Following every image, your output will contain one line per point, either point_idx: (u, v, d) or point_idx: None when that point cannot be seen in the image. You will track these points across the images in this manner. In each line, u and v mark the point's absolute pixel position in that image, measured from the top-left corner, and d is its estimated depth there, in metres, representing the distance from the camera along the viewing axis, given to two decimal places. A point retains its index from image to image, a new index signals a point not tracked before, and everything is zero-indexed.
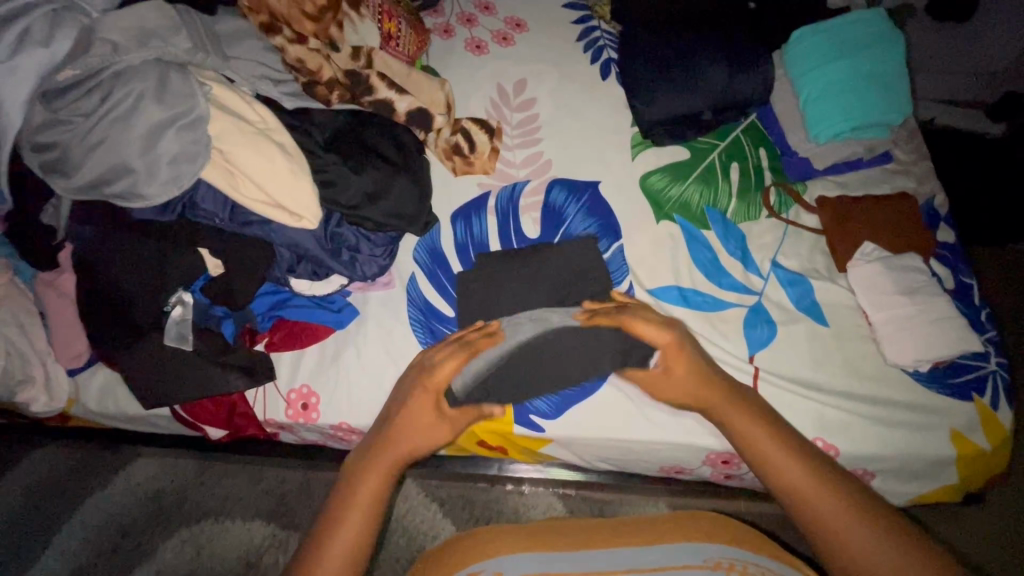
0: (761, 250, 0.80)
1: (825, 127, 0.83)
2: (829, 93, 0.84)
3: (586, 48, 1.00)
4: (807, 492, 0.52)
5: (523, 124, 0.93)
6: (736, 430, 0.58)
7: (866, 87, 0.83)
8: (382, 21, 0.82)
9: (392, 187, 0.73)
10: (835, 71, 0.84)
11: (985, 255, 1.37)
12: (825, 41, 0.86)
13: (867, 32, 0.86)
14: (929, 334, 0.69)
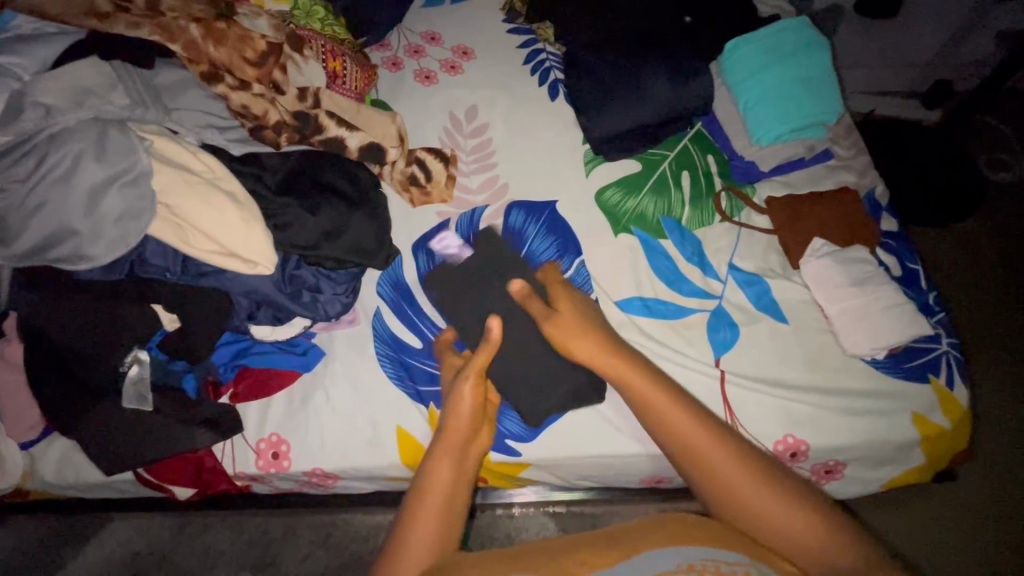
0: (717, 254, 0.82)
1: (764, 131, 0.87)
2: (765, 99, 0.87)
3: (533, 71, 1.03)
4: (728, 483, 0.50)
5: (477, 149, 0.94)
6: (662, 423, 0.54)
7: (797, 93, 0.87)
8: (326, 60, 0.84)
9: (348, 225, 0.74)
10: (769, 78, 0.87)
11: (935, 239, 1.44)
12: (755, 51, 0.89)
13: (798, 37, 0.90)
14: (881, 323, 0.71)
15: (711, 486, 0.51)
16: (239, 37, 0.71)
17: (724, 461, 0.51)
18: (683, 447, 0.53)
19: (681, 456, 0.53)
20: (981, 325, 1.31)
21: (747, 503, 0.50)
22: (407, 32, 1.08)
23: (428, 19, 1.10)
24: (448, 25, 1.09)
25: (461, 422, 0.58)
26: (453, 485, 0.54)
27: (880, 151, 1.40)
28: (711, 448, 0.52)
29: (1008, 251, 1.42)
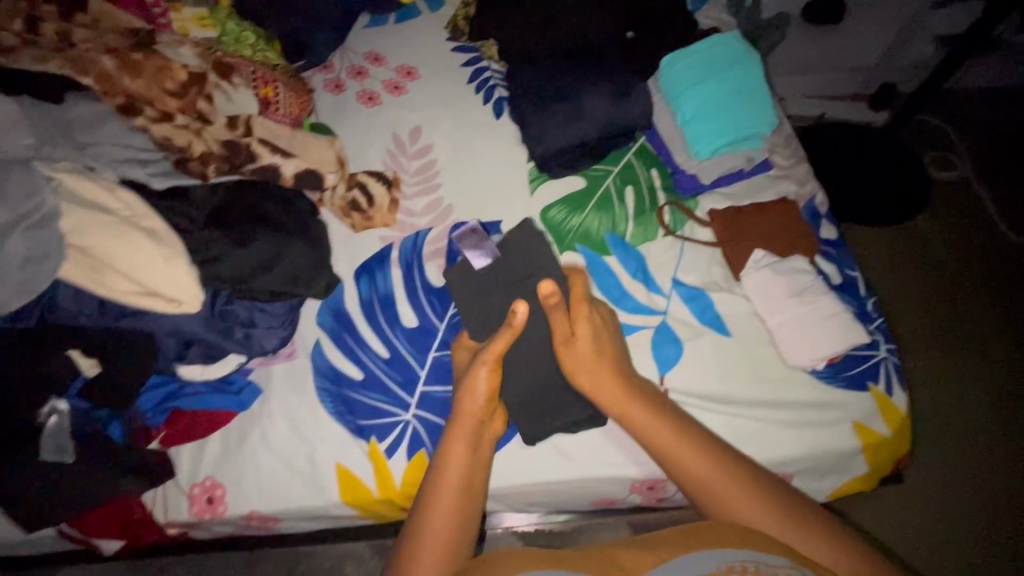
0: (662, 269, 0.82)
1: (703, 145, 0.87)
2: (702, 113, 0.87)
3: (478, 89, 1.03)
4: (694, 469, 0.58)
5: (421, 170, 0.93)
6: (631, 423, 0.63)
7: (731, 106, 0.87)
8: (258, 87, 0.81)
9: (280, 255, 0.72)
10: (704, 92, 0.87)
11: (916, 247, 1.48)
12: (689, 66, 0.90)
13: (730, 52, 0.90)
14: (820, 333, 0.71)
15: (681, 471, 0.59)
16: (158, 68, 0.71)
17: (687, 453, 0.59)
18: (658, 444, 0.61)
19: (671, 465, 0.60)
20: (920, 325, 1.36)
21: (713, 489, 0.57)
22: (349, 53, 1.07)
23: (370, 39, 1.09)
24: (391, 44, 1.08)
25: (476, 407, 0.62)
26: (466, 471, 0.60)
27: (822, 154, 1.47)
28: (675, 442, 0.59)
29: (947, 251, 1.47)
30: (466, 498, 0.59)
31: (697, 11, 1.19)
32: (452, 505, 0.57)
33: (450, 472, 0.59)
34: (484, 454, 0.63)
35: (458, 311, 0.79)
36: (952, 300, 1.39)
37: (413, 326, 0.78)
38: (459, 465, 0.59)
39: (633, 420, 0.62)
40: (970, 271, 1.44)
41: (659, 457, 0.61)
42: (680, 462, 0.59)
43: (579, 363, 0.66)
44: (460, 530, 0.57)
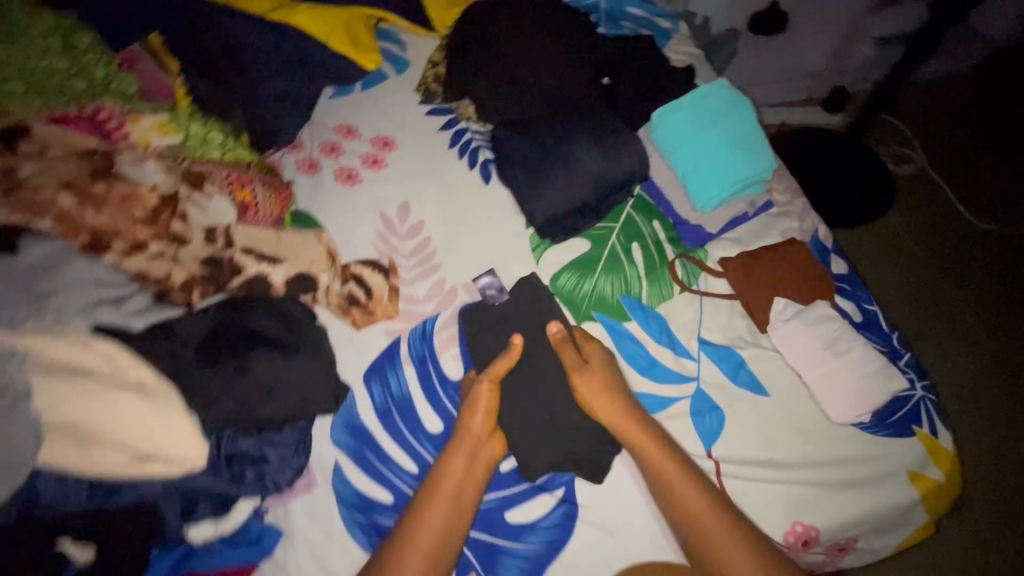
0: (684, 329, 0.79)
1: (707, 198, 0.85)
2: (701, 166, 0.86)
3: (461, 153, 0.99)
4: (689, 507, 0.64)
5: (416, 251, 0.88)
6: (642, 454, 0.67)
7: (731, 155, 0.86)
8: (234, 192, 0.75)
9: (285, 374, 0.68)
10: (701, 144, 0.86)
11: (916, 241, 1.55)
12: (683, 118, 0.87)
13: (720, 99, 0.89)
14: (860, 384, 0.70)
15: (670, 502, 0.66)
16: (123, 197, 0.67)
17: (682, 483, 0.65)
18: (654, 469, 0.67)
19: (659, 484, 0.66)
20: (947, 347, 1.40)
21: (700, 522, 0.64)
22: (319, 128, 1.00)
23: (339, 111, 1.03)
24: (362, 114, 1.03)
25: (472, 431, 0.69)
26: (457, 487, 0.65)
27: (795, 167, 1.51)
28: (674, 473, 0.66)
29: (957, 269, 1.51)
30: (456, 511, 0.64)
31: (665, 46, 1.19)
32: (440, 513, 0.63)
33: (442, 486, 0.65)
34: (480, 474, 0.68)
35: None
36: (975, 326, 1.44)
37: (439, 430, 0.72)
38: (448, 489, 0.65)
39: (643, 450, 0.67)
40: (984, 289, 1.49)
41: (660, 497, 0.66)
42: (672, 490, 0.65)
43: (589, 389, 0.71)
44: (444, 542, 0.63)
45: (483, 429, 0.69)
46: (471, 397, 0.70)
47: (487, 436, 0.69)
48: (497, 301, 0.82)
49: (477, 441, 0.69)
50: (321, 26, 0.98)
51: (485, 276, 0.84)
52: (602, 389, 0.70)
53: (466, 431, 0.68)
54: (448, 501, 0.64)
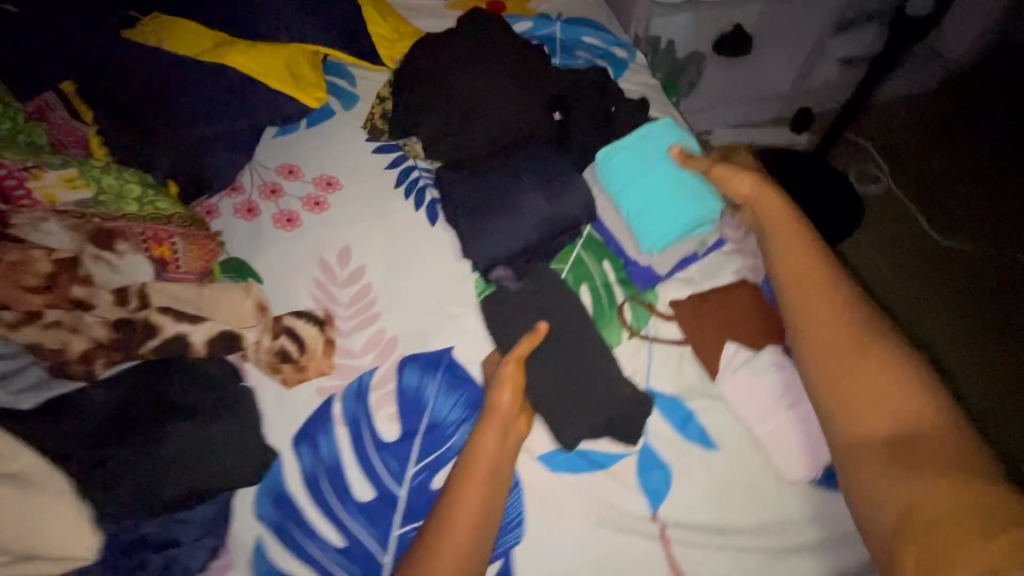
0: (634, 378, 0.76)
1: (653, 240, 0.82)
2: (647, 207, 0.83)
3: (407, 193, 0.95)
4: (823, 319, 0.68)
5: (356, 299, 0.83)
6: (781, 268, 0.74)
7: (676, 194, 0.83)
8: (150, 248, 0.71)
9: (202, 445, 0.64)
10: (646, 185, 0.83)
11: (912, 247, 1.55)
12: (625, 158, 0.86)
13: (664, 136, 0.87)
14: (809, 442, 0.67)
15: (803, 321, 0.69)
16: (16, 263, 0.63)
17: (820, 295, 0.69)
18: (790, 297, 0.71)
19: (798, 318, 0.70)
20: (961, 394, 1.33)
21: (845, 351, 0.65)
22: (260, 170, 0.96)
23: (282, 151, 0.99)
24: (306, 154, 0.99)
25: (502, 404, 0.68)
26: (494, 466, 0.64)
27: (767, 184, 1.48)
28: (813, 290, 0.70)
29: (951, 304, 1.46)
30: (496, 481, 0.64)
31: (619, 76, 1.18)
32: (482, 480, 0.63)
33: (480, 460, 0.64)
34: (513, 451, 0.67)
35: (418, 471, 0.70)
36: (977, 324, 1.43)
37: (369, 498, 0.69)
38: (480, 476, 0.63)
39: (782, 260, 0.74)
40: (987, 288, 1.48)
41: (795, 321, 0.70)
42: (803, 312, 0.69)
43: (742, 187, 0.80)
44: (488, 507, 0.62)
45: (512, 408, 0.68)
46: (496, 377, 0.69)
47: (516, 415, 0.68)
48: (514, 288, 0.81)
49: (507, 419, 0.67)
50: (252, 62, 0.95)
51: (498, 266, 0.82)
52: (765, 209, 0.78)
53: (497, 413, 0.67)
54: (485, 473, 0.63)
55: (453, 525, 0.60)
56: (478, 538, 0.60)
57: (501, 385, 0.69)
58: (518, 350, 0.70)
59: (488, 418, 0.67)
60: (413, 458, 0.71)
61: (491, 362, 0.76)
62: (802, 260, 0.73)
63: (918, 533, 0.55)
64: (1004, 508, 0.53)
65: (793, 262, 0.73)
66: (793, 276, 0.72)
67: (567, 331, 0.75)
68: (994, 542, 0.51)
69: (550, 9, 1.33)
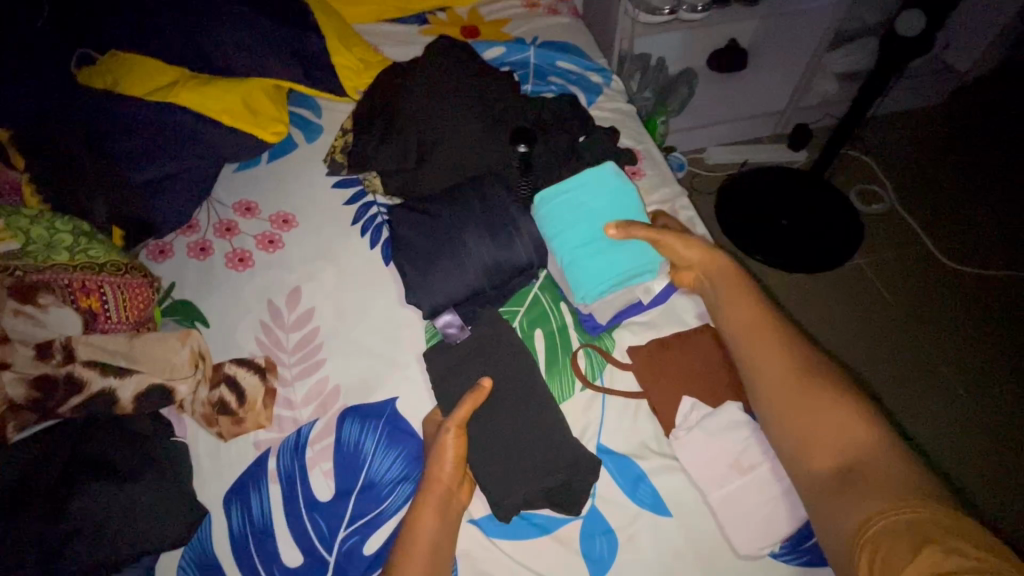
0: (583, 433, 0.71)
1: (589, 290, 0.76)
2: (580, 256, 0.76)
3: (364, 230, 0.91)
4: (777, 377, 0.64)
5: (301, 344, 0.80)
6: (729, 325, 0.70)
7: (613, 244, 0.76)
8: (79, 300, 0.72)
9: (120, 507, 0.62)
10: (583, 232, 0.77)
11: (927, 266, 1.44)
12: (564, 204, 0.79)
13: (609, 178, 0.80)
14: (764, 512, 0.63)
15: (760, 382, 0.65)
16: None
17: (769, 348, 0.66)
18: (744, 354, 0.68)
19: (754, 376, 0.66)
20: (984, 427, 1.23)
21: (803, 407, 0.61)
22: (216, 206, 0.95)
23: (240, 187, 0.97)
24: (263, 190, 0.97)
25: (443, 473, 0.64)
26: (432, 548, 0.60)
27: (758, 202, 1.42)
28: (764, 345, 0.66)
29: (959, 357, 1.31)
30: (436, 564, 0.60)
31: (592, 103, 1.15)
32: (422, 562, 0.58)
33: (420, 540, 0.60)
34: (451, 526, 0.63)
35: (350, 534, 0.67)
36: (998, 356, 1.32)
37: (297, 563, 0.66)
38: (426, 535, 0.60)
39: (731, 311, 0.71)
40: (1007, 314, 1.37)
41: (751, 376, 0.66)
42: (758, 369, 0.65)
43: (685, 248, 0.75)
44: None
45: (453, 480, 0.64)
46: (436, 444, 0.65)
47: (457, 486, 0.65)
48: (459, 340, 0.77)
49: (447, 492, 0.64)
50: (205, 98, 0.93)
51: (445, 312, 0.79)
52: (708, 253, 0.75)
53: (434, 483, 0.63)
54: (425, 555, 0.59)
55: None
56: None
57: (441, 454, 0.64)
58: (460, 411, 0.65)
59: (426, 492, 0.63)
60: (344, 521, 0.67)
61: (429, 419, 0.72)
62: (747, 313, 0.69)
63: (869, 543, 0.50)
64: (952, 526, 0.48)
65: (739, 318, 0.69)
66: (743, 330, 0.68)
67: (511, 384, 0.71)
68: (923, 552, 0.45)
69: (526, 32, 1.29)
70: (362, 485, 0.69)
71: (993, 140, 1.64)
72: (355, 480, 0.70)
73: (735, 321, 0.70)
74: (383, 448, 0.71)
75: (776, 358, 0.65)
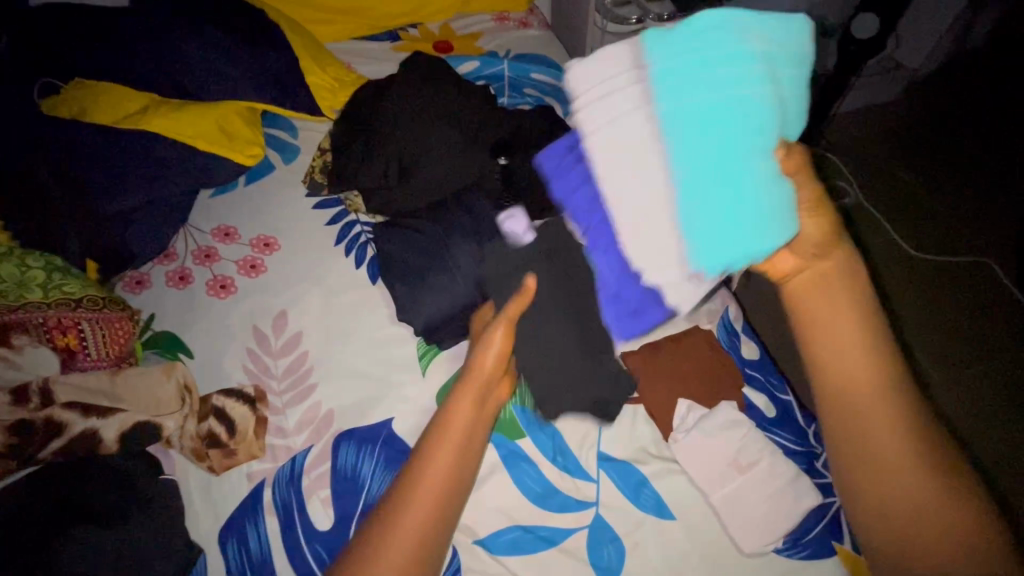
0: (583, 444, 0.71)
1: (698, 249, 0.52)
2: (705, 194, 0.50)
3: (348, 250, 0.91)
4: (880, 428, 0.49)
5: (291, 370, 0.79)
6: (818, 351, 0.53)
7: (750, 192, 0.50)
8: (56, 339, 0.71)
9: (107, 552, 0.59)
10: (718, 152, 0.49)
11: (890, 256, 1.50)
12: (707, 86, 0.49)
13: (784, 79, 0.51)
14: (765, 509, 0.64)
15: (851, 428, 0.50)
16: None
17: (871, 391, 0.50)
18: (835, 390, 0.52)
19: (849, 416, 0.51)
20: (948, 412, 1.28)
21: (882, 469, 0.49)
22: (193, 233, 0.93)
23: (217, 212, 0.95)
24: (242, 214, 0.95)
25: (485, 366, 0.62)
26: (468, 434, 0.59)
27: None
28: (859, 380, 0.50)
29: (922, 348, 1.37)
30: (469, 450, 0.59)
31: (568, 113, 1.16)
32: (455, 443, 0.58)
33: (454, 426, 0.58)
34: (489, 416, 0.62)
35: None
36: (959, 344, 1.37)
37: None
38: (463, 420, 0.59)
39: (835, 339, 0.52)
40: (970, 305, 1.43)
41: (838, 414, 0.51)
42: (850, 407, 0.51)
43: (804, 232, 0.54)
44: (459, 471, 0.57)
45: (496, 371, 0.62)
46: (484, 336, 0.63)
47: (499, 379, 0.63)
48: (525, 238, 0.75)
49: (489, 381, 0.62)
50: (180, 124, 0.91)
51: (513, 213, 0.78)
52: (830, 255, 0.53)
53: (479, 372, 0.61)
54: (458, 441, 0.58)
55: (417, 490, 0.55)
56: (444, 503, 0.56)
57: (484, 346, 0.63)
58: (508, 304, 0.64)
59: (464, 384, 0.61)
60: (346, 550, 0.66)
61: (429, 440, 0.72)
62: (851, 344, 0.51)
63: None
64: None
65: (843, 347, 0.51)
66: (843, 366, 0.51)
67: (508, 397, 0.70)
68: None
69: (498, 45, 1.30)
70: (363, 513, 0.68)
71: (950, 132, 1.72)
72: (355, 507, 0.68)
73: (843, 354, 0.51)
74: (381, 471, 0.70)
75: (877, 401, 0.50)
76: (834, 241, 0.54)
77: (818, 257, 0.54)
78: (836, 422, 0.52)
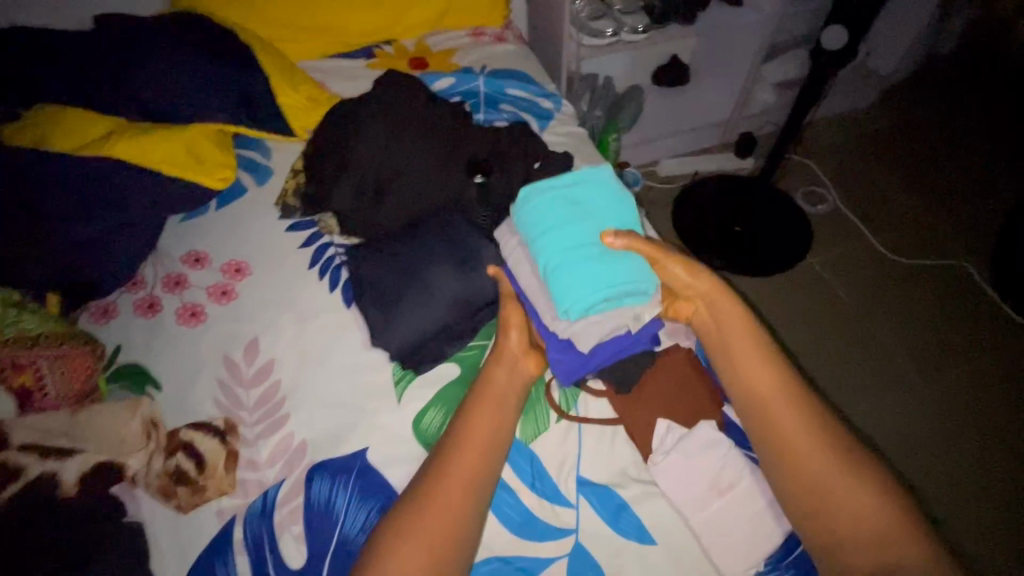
0: (561, 469, 0.70)
1: (570, 301, 0.66)
2: (564, 264, 0.67)
3: (322, 273, 0.89)
4: (769, 400, 0.66)
5: (262, 401, 0.76)
6: (725, 349, 0.71)
7: (600, 258, 0.67)
8: (12, 379, 0.69)
9: None
10: (570, 239, 0.68)
11: (872, 258, 1.51)
12: (550, 204, 0.71)
13: (608, 192, 0.73)
14: (745, 531, 0.63)
15: (751, 404, 0.67)
16: None
17: (762, 374, 0.68)
18: (732, 376, 0.70)
19: (750, 396, 0.67)
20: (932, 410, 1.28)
21: (784, 430, 0.64)
22: (163, 259, 0.91)
23: (186, 237, 0.93)
24: (213, 238, 0.93)
25: (511, 339, 0.72)
26: (502, 397, 0.68)
27: (711, 214, 1.47)
28: (753, 367, 0.68)
29: (907, 346, 1.36)
30: (505, 411, 0.67)
31: (545, 128, 1.16)
32: (493, 404, 0.67)
33: (491, 391, 0.68)
34: (520, 383, 0.71)
35: None
36: (942, 341, 1.37)
37: None
38: (498, 384, 0.69)
39: (730, 343, 0.71)
40: (950, 303, 1.43)
41: (739, 393, 0.69)
42: (757, 390, 0.67)
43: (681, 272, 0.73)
44: (499, 427, 0.66)
45: (520, 347, 0.72)
46: (502, 321, 0.74)
47: (524, 353, 0.72)
48: None
49: (515, 355, 0.72)
50: (142, 148, 0.89)
51: None
52: (701, 288, 0.73)
53: (505, 349, 0.72)
54: (495, 402, 0.67)
55: (465, 443, 0.63)
56: (489, 455, 0.64)
57: (506, 325, 0.73)
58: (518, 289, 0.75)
59: (494, 357, 0.72)
60: None
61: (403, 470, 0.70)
62: (744, 346, 0.70)
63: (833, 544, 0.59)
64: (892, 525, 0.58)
65: (739, 347, 0.70)
66: (737, 362, 0.69)
67: None
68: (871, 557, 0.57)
69: (474, 60, 1.30)
70: (336, 547, 0.66)
71: (923, 137, 1.74)
72: (328, 542, 0.66)
73: (728, 355, 0.71)
74: (355, 504, 0.68)
75: (768, 379, 0.67)
76: (702, 274, 0.73)
77: (692, 290, 0.74)
78: (741, 397, 0.68)
